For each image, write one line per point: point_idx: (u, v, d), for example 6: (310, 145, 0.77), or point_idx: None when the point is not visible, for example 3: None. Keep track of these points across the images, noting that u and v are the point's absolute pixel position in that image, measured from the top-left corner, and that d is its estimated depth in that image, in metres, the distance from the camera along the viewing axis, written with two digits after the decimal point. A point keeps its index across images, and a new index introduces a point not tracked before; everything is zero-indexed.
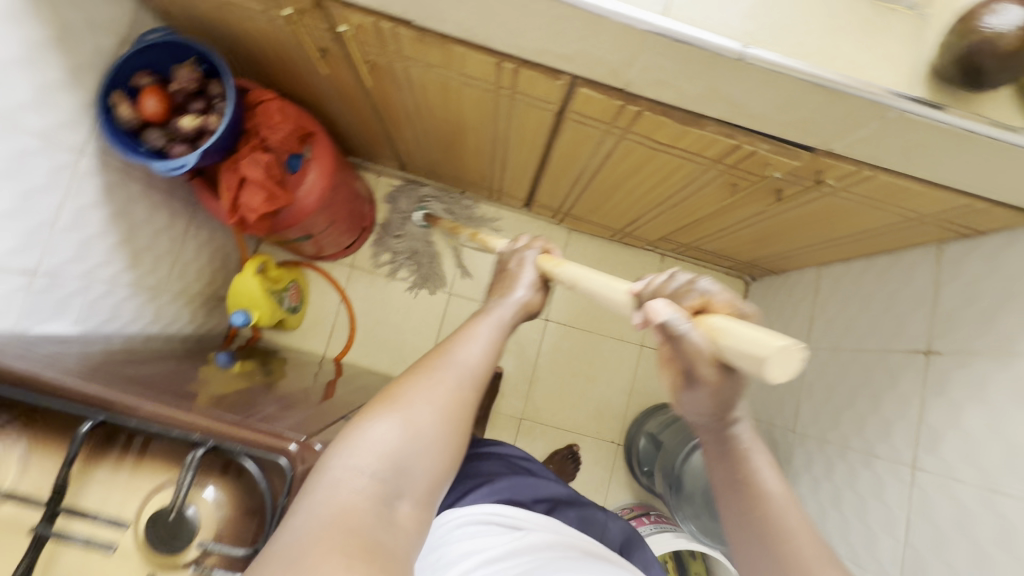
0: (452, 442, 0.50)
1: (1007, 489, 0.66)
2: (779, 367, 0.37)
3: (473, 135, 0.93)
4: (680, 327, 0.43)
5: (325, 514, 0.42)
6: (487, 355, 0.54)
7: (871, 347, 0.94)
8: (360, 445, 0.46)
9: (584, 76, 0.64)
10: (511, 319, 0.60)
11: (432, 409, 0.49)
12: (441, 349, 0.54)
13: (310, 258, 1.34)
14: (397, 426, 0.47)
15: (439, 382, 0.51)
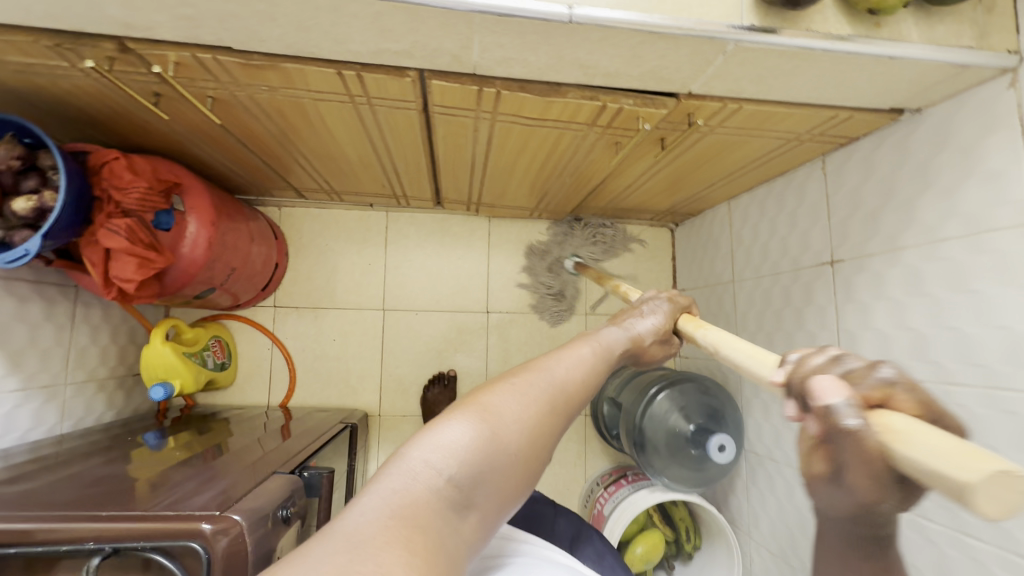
0: (530, 467, 0.43)
1: (918, 375, 0.69)
2: (996, 502, 0.25)
3: (353, 146, 0.89)
4: (847, 422, 0.32)
5: (387, 505, 0.34)
6: (582, 383, 0.50)
7: (787, 267, 0.97)
8: (441, 435, 0.39)
9: (430, 69, 0.62)
10: (615, 348, 0.58)
11: (519, 416, 0.43)
12: (539, 366, 0.49)
13: (227, 309, 1.27)
14: (481, 429, 0.40)
15: (535, 397, 0.45)
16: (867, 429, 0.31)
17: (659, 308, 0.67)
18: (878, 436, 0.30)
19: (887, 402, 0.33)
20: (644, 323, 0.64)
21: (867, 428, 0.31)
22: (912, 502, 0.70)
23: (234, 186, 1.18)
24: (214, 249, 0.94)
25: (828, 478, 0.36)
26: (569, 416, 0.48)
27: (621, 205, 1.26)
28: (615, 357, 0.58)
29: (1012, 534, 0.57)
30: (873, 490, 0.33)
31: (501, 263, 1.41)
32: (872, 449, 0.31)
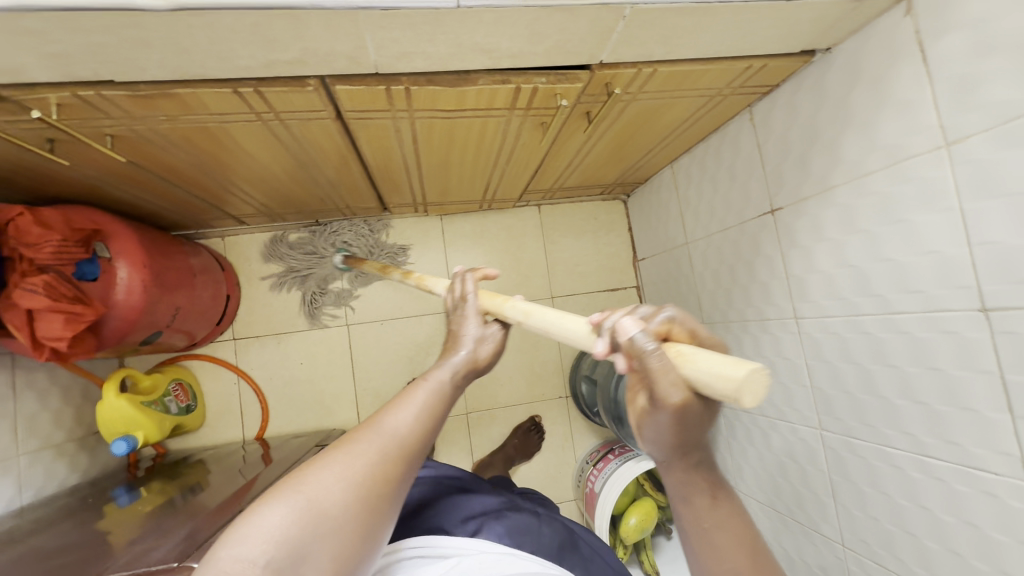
0: (368, 533, 0.38)
1: (863, 309, 0.70)
2: (749, 393, 0.31)
3: (278, 164, 0.86)
4: (646, 347, 0.35)
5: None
6: (426, 421, 0.44)
7: (733, 223, 0.97)
8: (250, 530, 0.35)
9: (330, 74, 0.59)
10: (449, 383, 0.48)
11: (340, 488, 0.38)
12: (373, 416, 0.43)
13: (184, 349, 1.23)
14: (294, 512, 0.36)
15: (359, 459, 0.40)
16: (661, 350, 0.35)
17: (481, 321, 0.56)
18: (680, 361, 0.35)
19: (668, 335, 0.39)
20: (475, 328, 0.55)
21: (662, 350, 0.35)
22: (874, 433, 0.71)
23: (168, 223, 1.14)
24: (153, 292, 0.90)
25: (646, 413, 0.38)
26: (417, 463, 0.43)
27: (568, 184, 1.25)
28: (454, 389, 0.49)
29: (967, 449, 0.59)
30: (680, 408, 0.35)
31: (460, 259, 1.40)
32: (663, 366, 0.35)
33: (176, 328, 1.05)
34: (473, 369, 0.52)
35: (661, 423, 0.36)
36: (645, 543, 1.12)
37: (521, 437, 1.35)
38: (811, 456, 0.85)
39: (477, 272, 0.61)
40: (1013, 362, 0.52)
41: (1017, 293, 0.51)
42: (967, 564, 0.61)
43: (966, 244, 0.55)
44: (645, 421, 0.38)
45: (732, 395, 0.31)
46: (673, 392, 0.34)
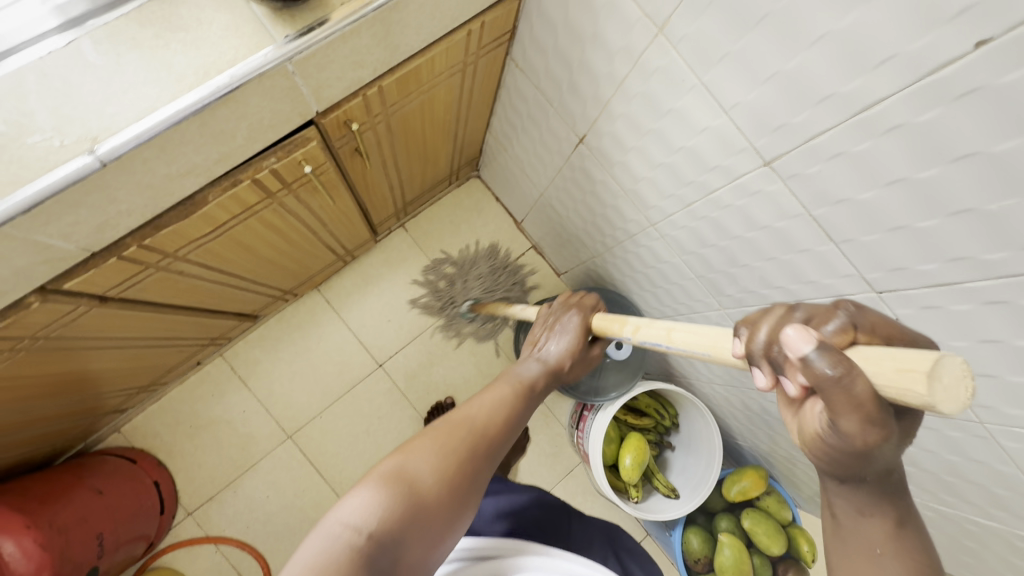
0: (459, 506, 0.47)
1: (691, 198, 0.70)
2: (946, 394, 0.28)
3: (94, 361, 0.78)
4: (827, 373, 0.31)
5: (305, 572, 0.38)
6: (501, 426, 0.55)
7: (561, 161, 0.95)
8: (345, 505, 0.43)
9: (47, 280, 0.53)
10: (533, 382, 0.64)
11: (435, 470, 0.47)
12: (460, 417, 0.54)
13: (147, 554, 1.15)
14: (394, 491, 0.44)
15: (451, 450, 0.49)
16: (855, 372, 0.31)
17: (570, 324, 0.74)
18: (873, 376, 0.31)
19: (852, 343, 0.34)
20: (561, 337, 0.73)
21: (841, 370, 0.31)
22: (757, 296, 0.73)
23: (49, 455, 1.03)
24: (56, 540, 0.84)
25: (823, 435, 0.35)
26: (494, 459, 0.53)
27: (409, 196, 1.20)
28: (539, 388, 0.65)
29: (822, 283, 0.60)
30: (869, 435, 0.32)
31: (358, 316, 1.34)
32: (863, 390, 0.31)
33: (116, 548, 0.99)
34: (529, 385, 0.63)
35: (834, 442, 0.35)
36: (653, 470, 1.14)
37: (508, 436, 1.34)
38: None
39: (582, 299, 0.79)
40: (809, 199, 0.53)
41: (779, 140, 0.52)
42: None
43: (722, 113, 0.55)
44: (810, 433, 0.37)
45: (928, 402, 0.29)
46: (856, 424, 0.32)
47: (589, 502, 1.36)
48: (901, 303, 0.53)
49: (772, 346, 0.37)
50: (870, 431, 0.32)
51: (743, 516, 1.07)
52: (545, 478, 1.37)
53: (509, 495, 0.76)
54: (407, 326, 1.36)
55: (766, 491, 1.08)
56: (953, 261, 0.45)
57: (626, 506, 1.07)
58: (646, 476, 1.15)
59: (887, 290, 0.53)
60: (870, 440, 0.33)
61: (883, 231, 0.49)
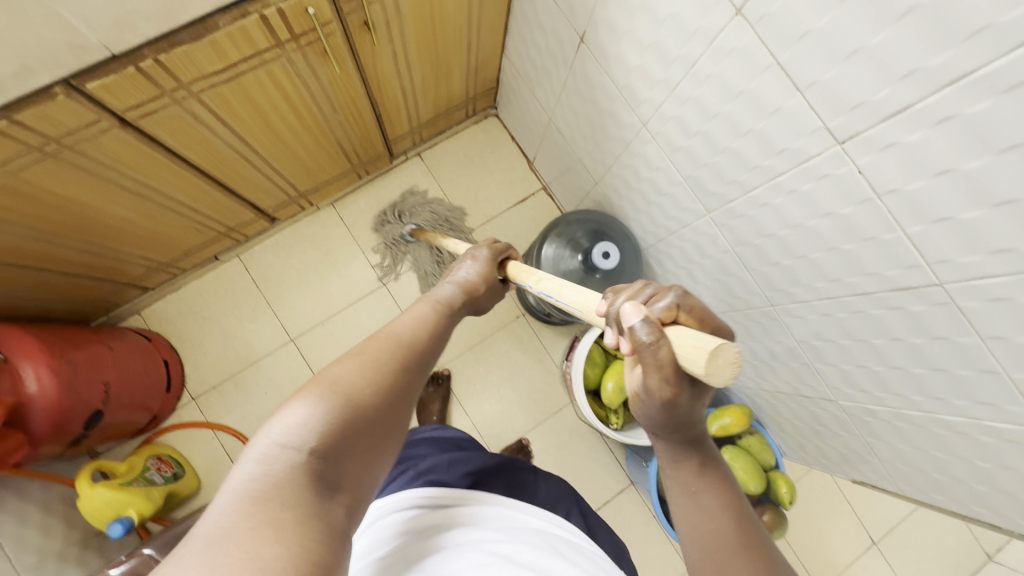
0: (397, 412, 0.44)
1: (676, 78, 0.71)
2: (717, 370, 0.35)
3: (116, 204, 0.86)
4: (643, 338, 0.38)
5: (241, 497, 0.34)
6: (427, 338, 0.52)
7: (566, 71, 0.98)
8: (278, 422, 0.38)
9: (72, 74, 0.59)
10: (451, 301, 0.62)
11: (367, 381, 0.43)
12: (384, 333, 0.50)
13: (150, 427, 1.23)
14: (328, 403, 0.40)
15: (380, 362, 0.45)
16: (661, 340, 0.38)
17: (478, 258, 0.71)
18: (676, 346, 0.38)
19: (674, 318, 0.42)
20: (468, 271, 0.69)
21: (653, 337, 0.38)
22: (737, 186, 0.73)
23: (75, 316, 1.13)
24: (67, 377, 0.91)
25: (640, 391, 0.43)
26: (423, 368, 0.50)
27: (425, 116, 1.25)
28: (456, 306, 0.62)
29: (793, 148, 0.61)
30: (664, 390, 0.40)
31: (369, 236, 1.40)
32: (664, 356, 0.38)
33: (121, 404, 1.06)
34: (449, 303, 0.61)
35: (648, 399, 0.42)
36: None
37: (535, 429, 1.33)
38: (712, 241, 0.88)
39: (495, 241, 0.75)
40: (777, 43, 0.54)
41: None
42: (842, 251, 0.63)
43: None
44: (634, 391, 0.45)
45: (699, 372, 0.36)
46: (657, 381, 0.39)
47: (573, 441, 1.37)
48: (861, 151, 0.53)
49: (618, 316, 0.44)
50: (666, 391, 0.39)
51: (723, 452, 1.05)
52: (532, 412, 1.38)
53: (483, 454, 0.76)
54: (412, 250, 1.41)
55: (748, 431, 1.07)
56: (906, 80, 0.46)
57: (604, 428, 1.07)
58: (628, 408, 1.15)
59: (849, 136, 0.53)
60: (668, 398, 0.40)
61: (841, 61, 0.49)
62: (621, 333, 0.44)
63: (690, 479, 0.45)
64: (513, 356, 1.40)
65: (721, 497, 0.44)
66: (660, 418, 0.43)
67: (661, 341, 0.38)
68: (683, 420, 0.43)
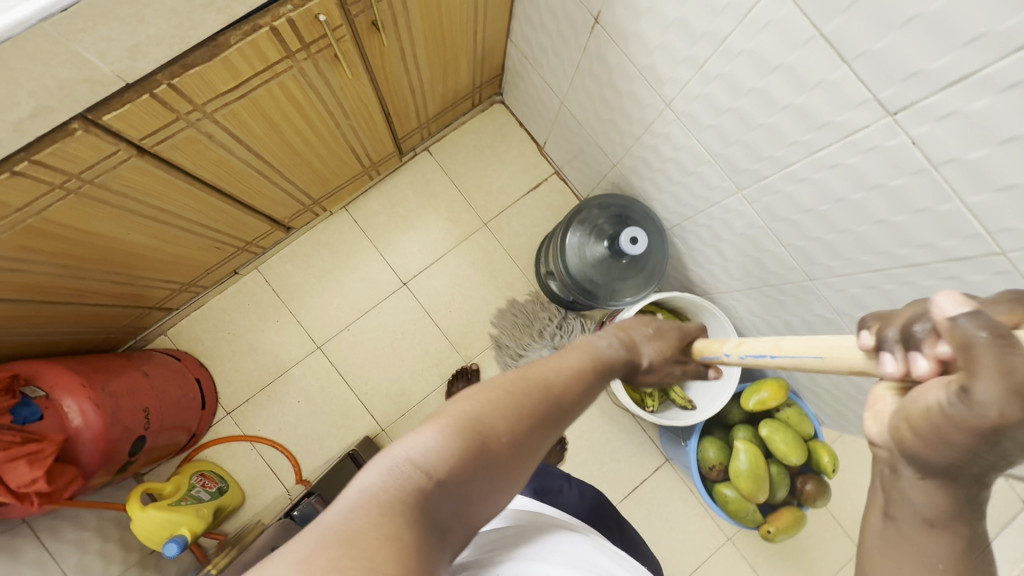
0: (522, 460, 0.44)
1: (704, 56, 0.68)
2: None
3: (138, 232, 0.85)
4: (978, 334, 0.31)
5: (363, 501, 0.36)
6: (575, 392, 0.50)
7: (579, 54, 0.95)
8: (413, 438, 0.41)
9: (88, 108, 0.58)
10: (614, 358, 0.58)
11: (505, 421, 0.43)
12: (536, 373, 0.49)
13: (189, 445, 1.24)
14: (463, 434, 0.41)
15: (522, 406, 0.45)
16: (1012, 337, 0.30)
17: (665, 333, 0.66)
18: None
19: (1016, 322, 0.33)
20: (640, 331, 0.64)
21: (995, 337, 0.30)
22: (773, 162, 0.71)
23: (105, 343, 1.13)
24: (108, 407, 0.91)
25: (941, 408, 0.33)
26: (562, 423, 0.48)
27: (432, 110, 1.22)
28: (618, 364, 0.58)
29: (837, 122, 0.58)
30: (1003, 409, 0.29)
31: (385, 236, 1.39)
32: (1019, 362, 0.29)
33: (161, 426, 1.07)
34: (607, 363, 0.57)
35: (957, 418, 0.32)
36: (670, 384, 1.14)
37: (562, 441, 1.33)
38: (744, 220, 0.86)
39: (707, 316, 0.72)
40: (819, 14, 0.52)
41: None
42: (892, 224, 0.61)
43: None
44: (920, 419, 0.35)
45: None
46: (995, 391, 0.29)
47: (606, 424, 1.38)
48: (916, 121, 0.51)
49: (910, 326, 0.37)
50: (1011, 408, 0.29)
51: (762, 425, 1.05)
52: None
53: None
54: (431, 247, 1.39)
55: (786, 403, 1.06)
56: (969, 45, 0.44)
57: (643, 413, 1.08)
58: (663, 390, 1.15)
59: (901, 107, 0.51)
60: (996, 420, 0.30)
61: (894, 29, 0.47)
62: (916, 347, 0.37)
63: (906, 524, 0.39)
64: None
65: (951, 550, 0.38)
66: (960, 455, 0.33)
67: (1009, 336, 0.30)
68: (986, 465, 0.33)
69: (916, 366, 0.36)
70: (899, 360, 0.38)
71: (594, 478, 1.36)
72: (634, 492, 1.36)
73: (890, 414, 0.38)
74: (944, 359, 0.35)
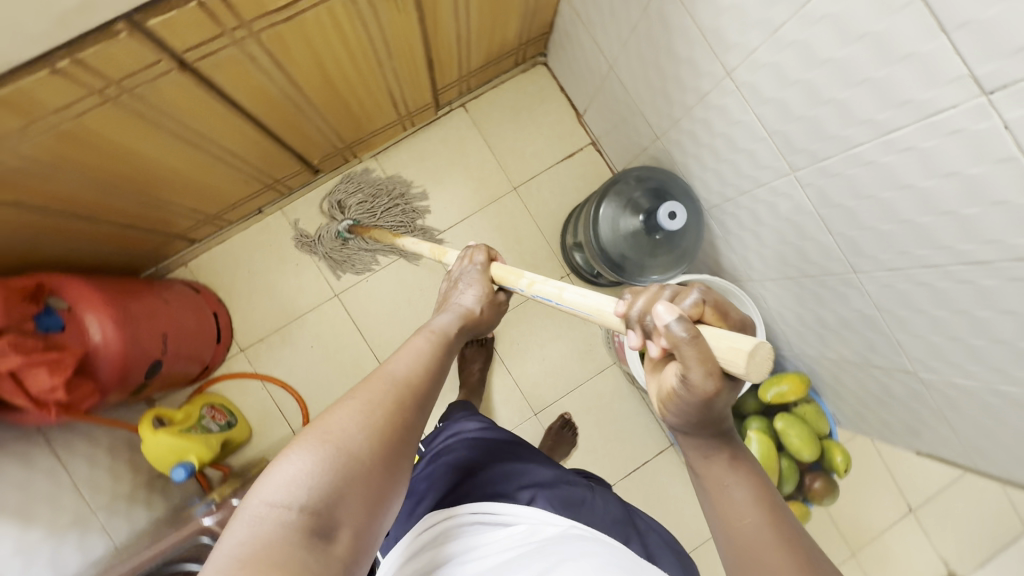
0: (396, 461, 0.44)
1: (780, 20, 0.64)
2: (757, 367, 0.39)
3: (168, 154, 0.83)
4: (682, 335, 0.41)
5: (235, 560, 0.35)
6: (422, 374, 0.51)
7: (639, 14, 0.90)
8: (276, 473, 0.40)
9: (135, 8, 0.56)
10: (449, 328, 0.64)
11: (362, 427, 0.43)
12: (379, 373, 0.50)
13: (201, 377, 1.25)
14: (323, 453, 0.41)
15: (377, 408, 0.45)
16: (698, 337, 0.41)
17: (472, 279, 0.78)
18: (714, 346, 0.41)
19: (700, 316, 0.46)
20: (467, 295, 0.75)
21: (692, 335, 0.40)
22: (838, 142, 0.67)
23: (127, 267, 1.13)
24: (128, 327, 0.91)
25: (676, 388, 0.44)
26: (421, 406, 0.49)
27: (474, 64, 1.18)
28: (454, 333, 0.64)
29: (920, 100, 0.55)
30: (707, 385, 0.41)
31: (412, 191, 1.36)
32: (696, 351, 0.41)
33: (177, 354, 1.08)
34: (444, 336, 0.61)
35: (686, 395, 0.43)
36: None
37: (555, 433, 1.32)
38: (793, 204, 0.82)
39: (486, 250, 0.82)
40: None
41: None
42: (961, 217, 0.58)
43: None
44: (666, 391, 0.46)
45: (727, 366, 0.40)
46: (701, 375, 0.41)
47: (615, 403, 1.38)
48: (1012, 103, 0.47)
49: (644, 315, 0.48)
50: (709, 385, 0.41)
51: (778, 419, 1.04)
52: (574, 374, 1.38)
53: (536, 467, 0.78)
54: (460, 204, 1.37)
55: (805, 399, 1.04)
56: None
57: (658, 393, 1.07)
58: None
59: (999, 87, 0.47)
60: (709, 390, 0.42)
61: None
62: (648, 333, 0.47)
63: (721, 473, 0.46)
64: (555, 318, 1.40)
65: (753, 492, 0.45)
66: (695, 418, 0.45)
67: (699, 339, 0.41)
68: (717, 413, 0.44)
69: (652, 349, 0.48)
70: (636, 336, 0.49)
71: (597, 453, 1.36)
72: (635, 472, 1.35)
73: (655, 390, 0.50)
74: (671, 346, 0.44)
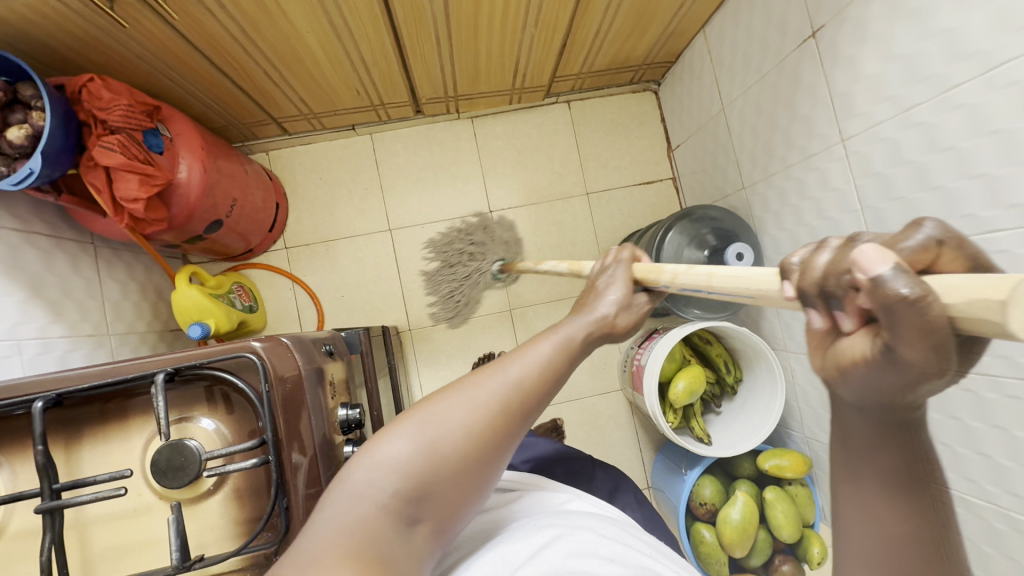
0: (488, 459, 0.42)
1: (916, 100, 0.68)
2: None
3: (315, 37, 0.89)
4: (900, 292, 0.21)
5: (332, 537, 0.36)
6: (541, 380, 0.46)
7: (772, 64, 0.95)
8: (382, 449, 0.40)
9: None
10: (579, 337, 0.51)
11: (463, 423, 0.41)
12: (489, 367, 0.46)
13: (240, 257, 1.29)
14: (419, 442, 0.40)
15: (483, 406, 0.42)
16: (931, 292, 0.20)
17: (616, 276, 0.61)
18: (949, 295, 0.20)
19: (936, 262, 0.23)
20: (609, 293, 0.59)
21: (922, 291, 0.21)
22: None
23: (219, 131, 1.19)
24: (211, 178, 0.95)
25: (873, 376, 0.25)
26: (526, 419, 0.45)
27: (597, 65, 1.23)
28: (584, 341, 0.52)
29: None
30: (931, 368, 0.22)
31: (493, 161, 1.41)
32: (924, 314, 0.20)
33: (235, 224, 1.12)
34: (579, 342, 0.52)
35: (878, 380, 0.25)
36: (694, 413, 1.12)
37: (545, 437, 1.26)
38: None
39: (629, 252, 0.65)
40: None
41: None
42: None
43: None
44: (852, 372, 0.26)
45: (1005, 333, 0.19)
46: (919, 351, 0.22)
47: (608, 426, 1.38)
48: None
49: (835, 271, 0.27)
50: (936, 367, 0.21)
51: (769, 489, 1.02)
52: (580, 385, 1.39)
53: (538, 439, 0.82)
54: (533, 190, 1.41)
55: None
56: None
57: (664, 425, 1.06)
58: (685, 416, 1.14)
59: None
60: (934, 370, 0.21)
61: None
62: (831, 305, 0.28)
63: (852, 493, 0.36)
64: None
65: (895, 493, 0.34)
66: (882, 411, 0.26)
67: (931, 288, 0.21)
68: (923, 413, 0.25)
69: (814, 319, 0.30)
70: (814, 313, 0.30)
71: None
72: None
73: (830, 367, 0.29)
74: (869, 312, 0.25)
